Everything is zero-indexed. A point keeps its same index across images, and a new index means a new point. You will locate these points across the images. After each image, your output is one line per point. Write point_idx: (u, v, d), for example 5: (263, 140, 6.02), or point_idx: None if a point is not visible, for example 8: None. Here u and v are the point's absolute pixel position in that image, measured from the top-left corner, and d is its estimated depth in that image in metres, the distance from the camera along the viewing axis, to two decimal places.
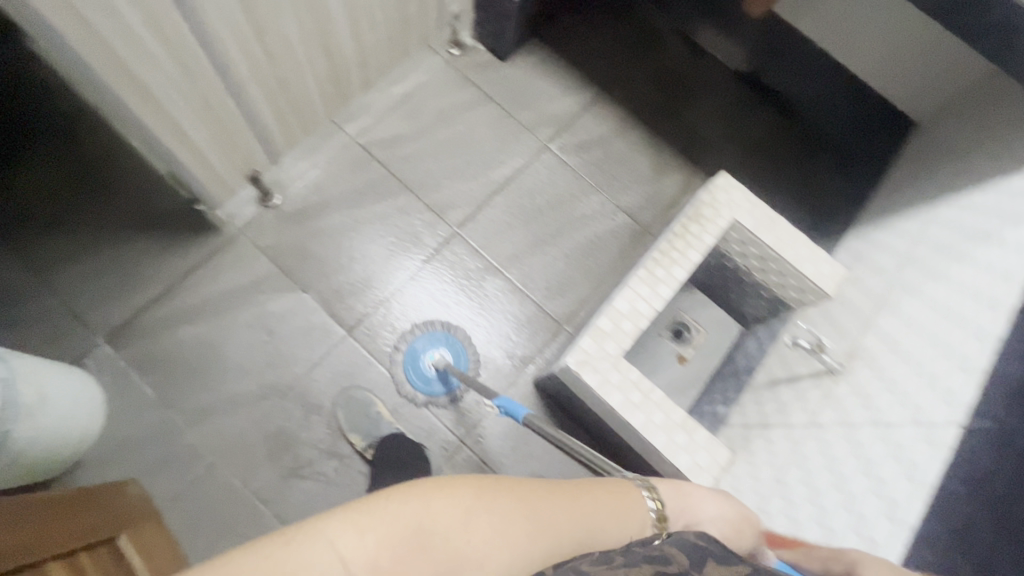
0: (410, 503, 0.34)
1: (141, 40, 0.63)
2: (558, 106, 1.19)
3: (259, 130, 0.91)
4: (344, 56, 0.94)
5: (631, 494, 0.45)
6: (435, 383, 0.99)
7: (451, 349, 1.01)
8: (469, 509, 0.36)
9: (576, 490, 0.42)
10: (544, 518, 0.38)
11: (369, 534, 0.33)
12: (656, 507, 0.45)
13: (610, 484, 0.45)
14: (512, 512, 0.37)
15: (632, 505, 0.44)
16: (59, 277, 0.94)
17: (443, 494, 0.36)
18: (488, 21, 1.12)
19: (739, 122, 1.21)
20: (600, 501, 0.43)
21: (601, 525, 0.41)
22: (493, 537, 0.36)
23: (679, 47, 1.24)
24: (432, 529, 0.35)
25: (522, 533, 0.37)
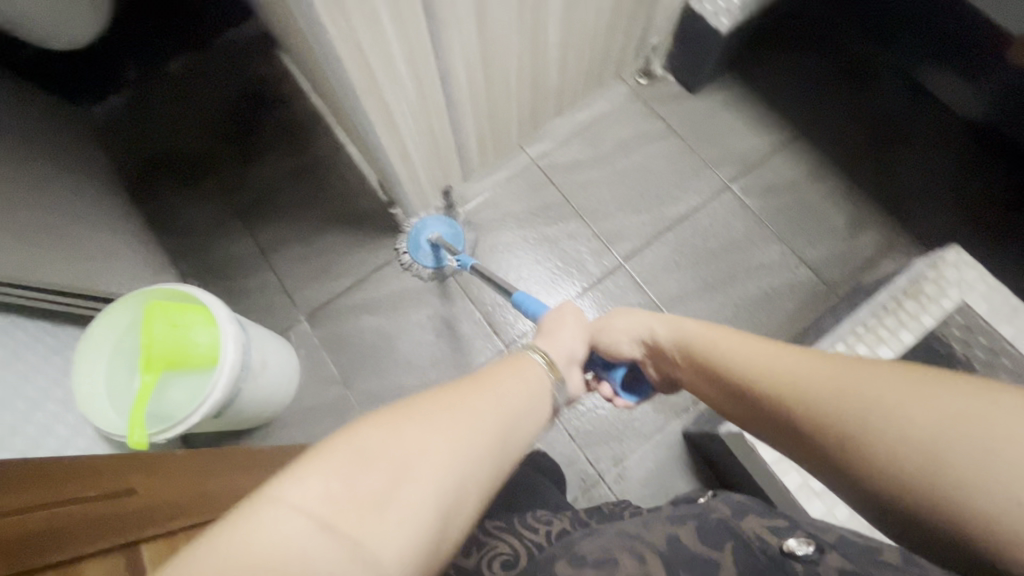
0: (337, 440, 0.34)
1: (400, 76, 0.70)
2: (746, 145, 1.12)
3: (461, 151, 0.98)
4: (547, 86, 0.98)
5: (522, 360, 0.53)
6: (427, 254, 1.05)
7: (452, 234, 1.06)
8: (393, 421, 0.36)
9: (469, 375, 0.46)
10: (455, 393, 0.41)
11: (311, 476, 0.32)
12: (543, 357, 0.56)
13: (501, 361, 0.51)
14: (433, 407, 0.38)
15: (527, 367, 0.52)
16: (278, 257, 1.10)
17: (365, 422, 0.36)
18: (687, 54, 1.09)
19: (961, 181, 1.06)
20: (494, 371, 0.48)
21: (500, 383, 0.46)
22: (428, 428, 0.37)
23: (897, 91, 1.11)
24: (369, 447, 0.34)
25: (448, 416, 0.38)
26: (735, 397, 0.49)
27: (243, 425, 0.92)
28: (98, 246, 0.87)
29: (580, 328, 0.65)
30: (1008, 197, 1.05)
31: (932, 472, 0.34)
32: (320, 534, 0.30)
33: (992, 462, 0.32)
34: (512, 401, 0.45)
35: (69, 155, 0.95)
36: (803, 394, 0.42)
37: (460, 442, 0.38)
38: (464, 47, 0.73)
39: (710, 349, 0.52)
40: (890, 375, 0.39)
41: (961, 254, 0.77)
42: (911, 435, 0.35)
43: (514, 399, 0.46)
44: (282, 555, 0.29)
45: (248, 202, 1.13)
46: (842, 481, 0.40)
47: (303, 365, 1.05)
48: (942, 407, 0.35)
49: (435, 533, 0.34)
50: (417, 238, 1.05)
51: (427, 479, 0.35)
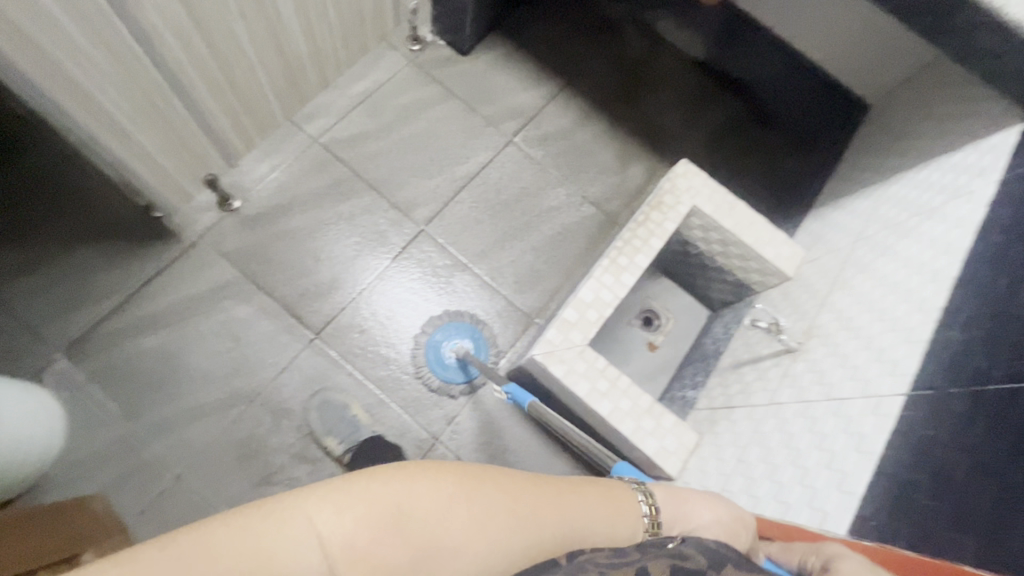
0: (392, 484, 0.36)
1: (77, 43, 0.60)
2: (521, 99, 1.19)
3: (214, 133, 0.89)
4: (299, 55, 0.92)
5: (621, 493, 0.47)
6: (454, 371, 1.00)
7: (474, 342, 1.02)
8: (450, 497, 0.38)
9: (564, 488, 0.44)
10: (530, 527, 0.40)
11: (348, 510, 0.34)
12: (650, 512, 0.47)
13: (601, 484, 0.47)
14: (494, 509, 0.39)
15: (628, 511, 0.46)
16: (10, 290, 0.91)
17: (426, 479, 0.37)
18: (447, 15, 1.11)
19: (696, 113, 1.23)
20: (588, 500, 0.44)
21: (582, 523, 0.43)
22: (473, 530, 0.38)
23: (638, 38, 1.25)
24: (410, 512, 0.36)
25: (501, 530, 0.39)
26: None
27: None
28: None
29: (728, 527, 0.50)
30: (737, 117, 1.22)
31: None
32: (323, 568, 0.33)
33: None
34: (583, 535, 0.43)
35: None
36: None
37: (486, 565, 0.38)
38: (162, 9, 0.65)
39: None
40: None
41: (687, 165, 0.90)
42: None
43: (584, 541, 0.42)
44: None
45: None
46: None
47: (69, 410, 0.88)
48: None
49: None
50: (448, 357, 1.00)
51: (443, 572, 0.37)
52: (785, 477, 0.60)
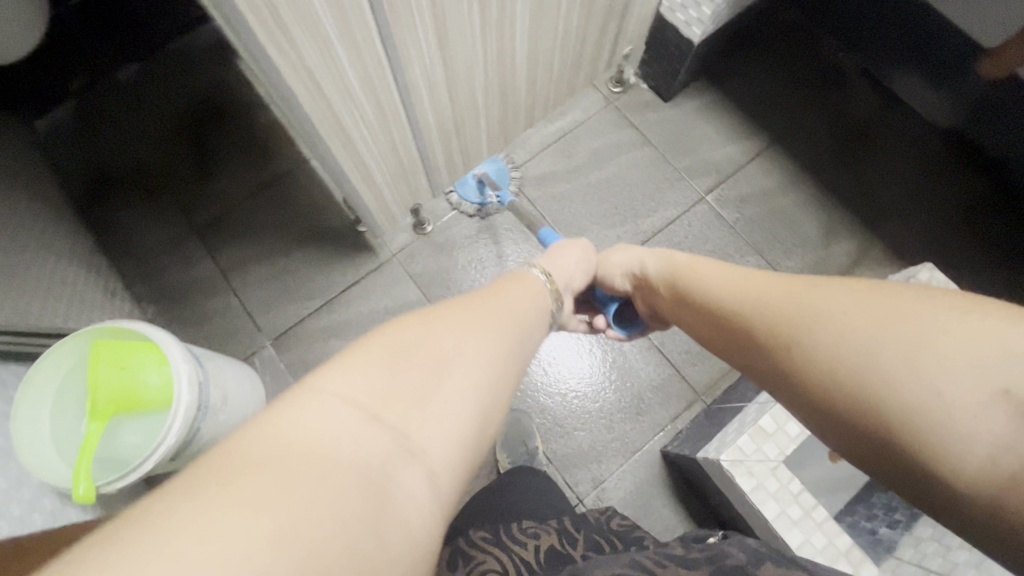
0: (377, 343, 0.36)
1: (354, 95, 0.66)
2: (721, 154, 1.11)
3: (430, 168, 0.94)
4: (517, 98, 0.94)
5: (528, 280, 0.60)
6: (472, 190, 1.05)
7: (497, 171, 1.06)
8: (428, 325, 0.40)
9: (481, 293, 0.51)
10: (486, 313, 0.46)
11: (351, 371, 0.33)
12: (547, 277, 0.64)
13: (512, 280, 0.58)
14: (452, 314, 0.43)
15: (534, 287, 0.60)
16: (241, 279, 1.05)
17: (399, 326, 0.39)
18: (660, 62, 1.07)
19: (928, 190, 1.07)
20: (508, 295, 0.53)
21: (517, 306, 0.52)
22: (457, 335, 0.40)
23: (868, 96, 1.12)
24: (405, 342, 0.37)
25: (469, 323, 0.43)
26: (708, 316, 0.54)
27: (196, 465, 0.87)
28: (49, 277, 0.81)
29: (587, 259, 0.74)
30: (976, 203, 1.06)
31: (857, 394, 0.37)
32: (367, 421, 0.31)
33: (910, 381, 0.35)
34: (519, 309, 0.52)
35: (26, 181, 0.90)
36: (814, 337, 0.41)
37: (489, 346, 0.42)
38: (424, 63, 0.69)
39: (687, 270, 0.60)
40: (915, 304, 0.38)
41: (933, 273, 0.78)
42: (847, 356, 0.38)
43: (523, 312, 0.52)
44: (333, 439, 0.30)
45: (205, 220, 1.08)
46: (769, 374, 0.46)
47: (269, 392, 1.00)
48: (897, 348, 0.36)
49: (474, 436, 0.36)
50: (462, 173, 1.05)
51: (461, 375, 0.37)
52: None
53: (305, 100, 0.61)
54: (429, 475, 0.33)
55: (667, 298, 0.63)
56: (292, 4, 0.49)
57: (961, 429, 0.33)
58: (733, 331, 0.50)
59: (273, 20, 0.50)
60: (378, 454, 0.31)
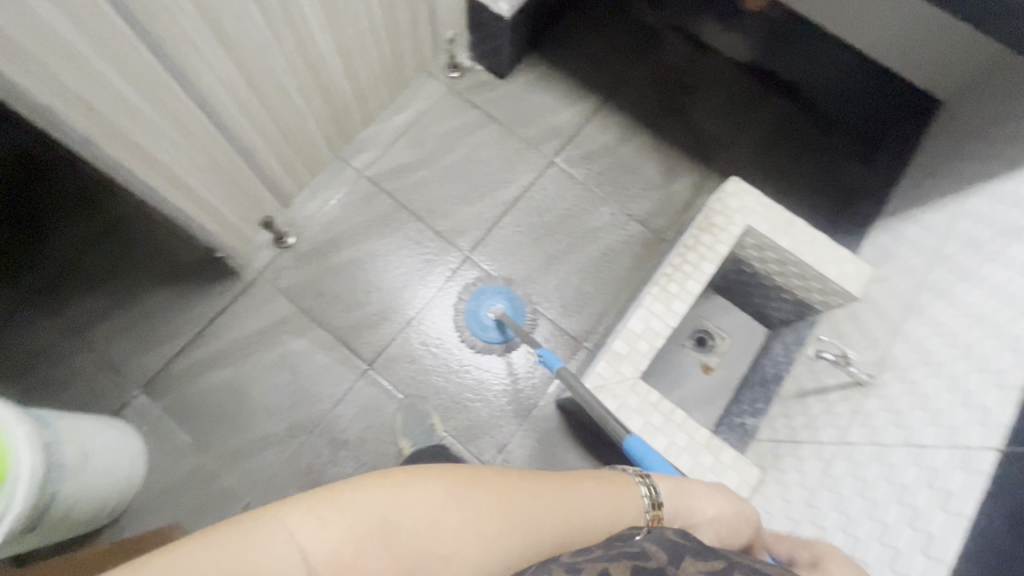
0: (378, 494, 0.34)
1: (147, 116, 0.64)
2: (561, 119, 1.18)
3: (268, 178, 0.92)
4: (343, 96, 0.95)
5: (621, 481, 0.46)
6: (492, 331, 1.03)
7: (510, 303, 1.05)
8: (438, 504, 0.36)
9: (560, 480, 0.42)
10: (527, 544, 0.38)
11: (330, 528, 0.32)
12: (650, 495, 0.46)
13: (608, 476, 0.46)
14: (485, 508, 0.37)
15: (631, 497, 0.45)
16: (95, 333, 0.99)
17: (414, 489, 0.35)
18: (484, 41, 1.12)
19: (743, 119, 1.18)
20: (586, 492, 0.43)
21: (585, 517, 0.41)
22: (467, 540, 0.36)
23: (679, 46, 1.22)
24: (397, 523, 0.34)
25: (493, 527, 0.37)
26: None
27: (68, 534, 0.81)
28: None
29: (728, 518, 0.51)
30: (786, 124, 1.17)
31: None
32: None
33: None
34: (588, 527, 0.41)
35: None
36: None
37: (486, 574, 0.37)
38: (216, 72, 0.69)
39: None
40: None
41: (738, 184, 0.86)
42: None
43: (589, 525, 0.41)
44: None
45: (40, 281, 1.00)
46: None
47: (150, 444, 0.95)
48: None
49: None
50: (478, 314, 1.04)
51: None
52: (863, 533, 0.53)
53: (88, 129, 0.59)
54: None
55: None
56: (36, 36, 0.48)
57: None
58: None
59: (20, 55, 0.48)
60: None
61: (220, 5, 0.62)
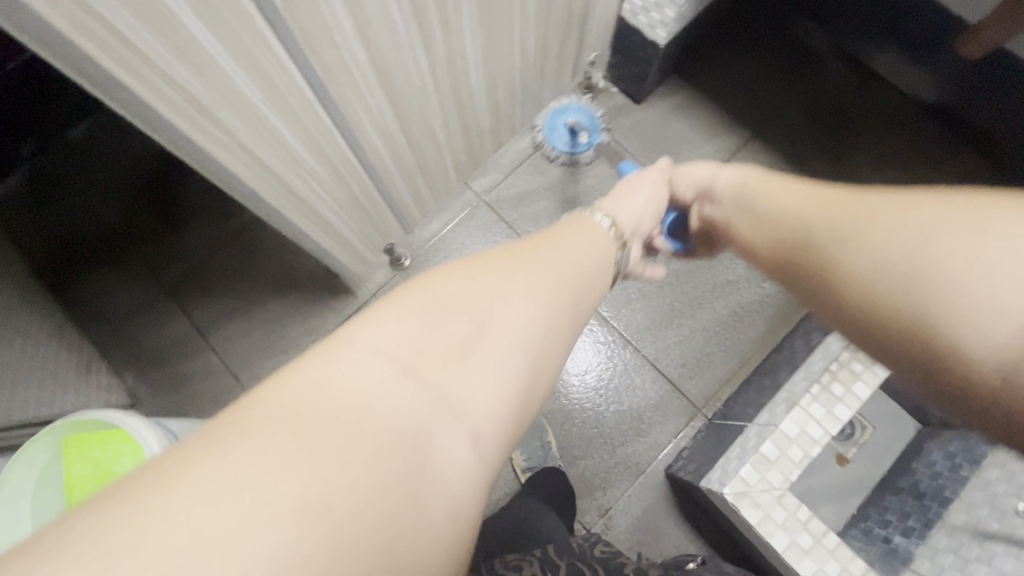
0: (416, 290, 0.39)
1: (304, 163, 0.61)
2: (699, 154, 1.07)
3: (397, 208, 0.90)
4: (480, 124, 0.90)
5: (590, 224, 0.62)
6: (564, 138, 1.06)
7: (589, 121, 1.07)
8: (467, 274, 0.42)
9: (542, 239, 0.53)
10: (542, 267, 0.46)
11: (384, 324, 0.35)
12: (611, 224, 0.64)
13: (576, 228, 0.60)
14: (499, 259, 0.45)
15: (599, 235, 0.60)
16: (218, 336, 1.02)
17: (443, 276, 0.41)
18: (627, 65, 1.02)
19: (916, 170, 1.03)
20: (569, 242, 0.55)
21: (577, 254, 0.53)
22: (505, 281, 0.42)
23: (846, 77, 1.07)
24: (442, 292, 0.39)
25: (516, 265, 0.44)
26: (775, 244, 0.55)
27: None
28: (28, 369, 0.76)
29: (654, 198, 0.74)
30: (967, 177, 1.02)
31: (914, 316, 0.39)
32: (404, 374, 0.33)
33: (939, 280, 0.38)
34: (581, 258, 0.53)
35: (16, 277, 0.87)
36: (872, 271, 0.43)
37: (542, 301, 0.43)
38: (373, 113, 0.65)
39: (763, 198, 0.59)
40: (899, 211, 0.43)
41: None
42: (894, 270, 0.41)
43: (584, 261, 0.53)
44: (368, 393, 0.31)
45: (172, 279, 1.04)
46: (834, 309, 0.47)
47: None
48: (916, 259, 0.40)
49: (519, 397, 0.37)
50: (555, 118, 1.05)
51: (509, 327, 0.39)
52: None
53: (255, 182, 0.57)
54: (472, 437, 0.34)
55: (730, 213, 0.64)
56: (213, 91, 0.45)
57: (980, 325, 0.35)
58: (828, 285, 0.47)
59: (194, 109, 0.45)
60: (417, 413, 0.32)
61: (390, 50, 0.58)
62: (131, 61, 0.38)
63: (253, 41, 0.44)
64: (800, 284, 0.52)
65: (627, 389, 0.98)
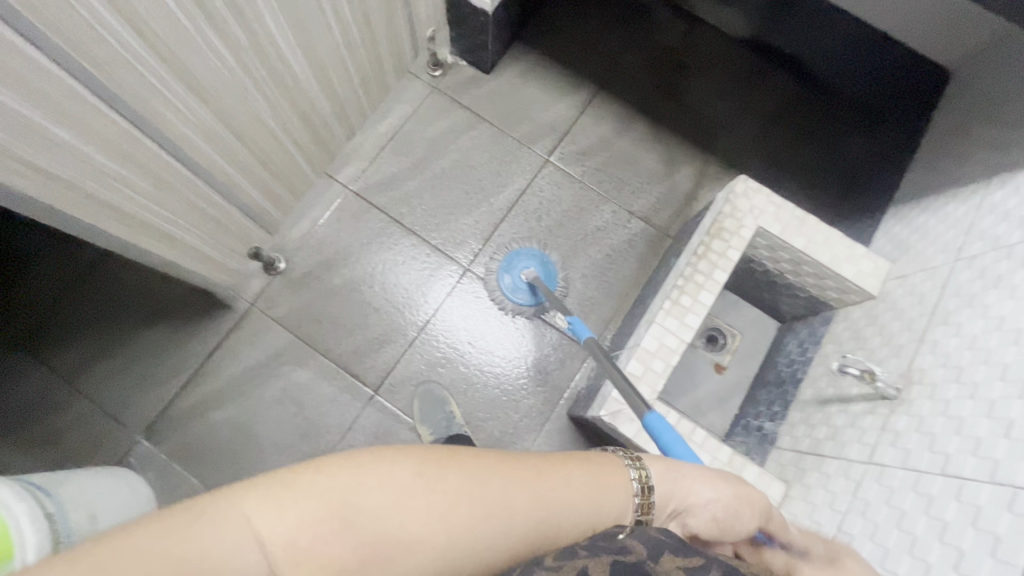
0: (342, 476, 0.31)
1: (113, 171, 0.58)
2: (553, 113, 1.12)
3: (250, 209, 0.87)
4: (322, 112, 0.89)
5: (609, 463, 0.43)
6: (525, 293, 1.01)
7: (544, 267, 1.03)
8: (406, 490, 0.33)
9: (551, 465, 0.39)
10: (502, 521, 0.35)
11: (290, 509, 0.30)
12: (640, 484, 0.43)
13: (597, 459, 0.43)
14: (461, 493, 0.34)
15: (615, 484, 0.42)
16: (87, 380, 0.96)
17: (381, 469, 0.33)
18: (465, 36, 1.04)
19: (744, 99, 1.12)
20: (575, 476, 0.40)
21: (574, 502, 0.39)
22: (436, 525, 0.33)
23: (672, 22, 1.14)
24: (359, 508, 0.31)
25: (468, 515, 0.34)
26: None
27: None
28: None
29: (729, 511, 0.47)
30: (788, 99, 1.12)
31: None
32: None
33: None
34: (576, 505, 0.39)
35: None
36: None
37: (459, 566, 0.34)
38: (183, 111, 0.62)
39: None
40: None
41: (748, 183, 0.82)
42: None
43: (577, 517, 0.39)
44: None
45: (20, 330, 0.95)
46: None
47: (160, 491, 0.93)
48: None
49: None
50: (512, 269, 1.02)
51: None
52: (902, 568, 0.51)
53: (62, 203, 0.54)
54: None
55: None
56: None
57: None
58: None
59: None
60: None
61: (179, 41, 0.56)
62: None
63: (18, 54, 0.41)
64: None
65: (520, 347, 1.02)
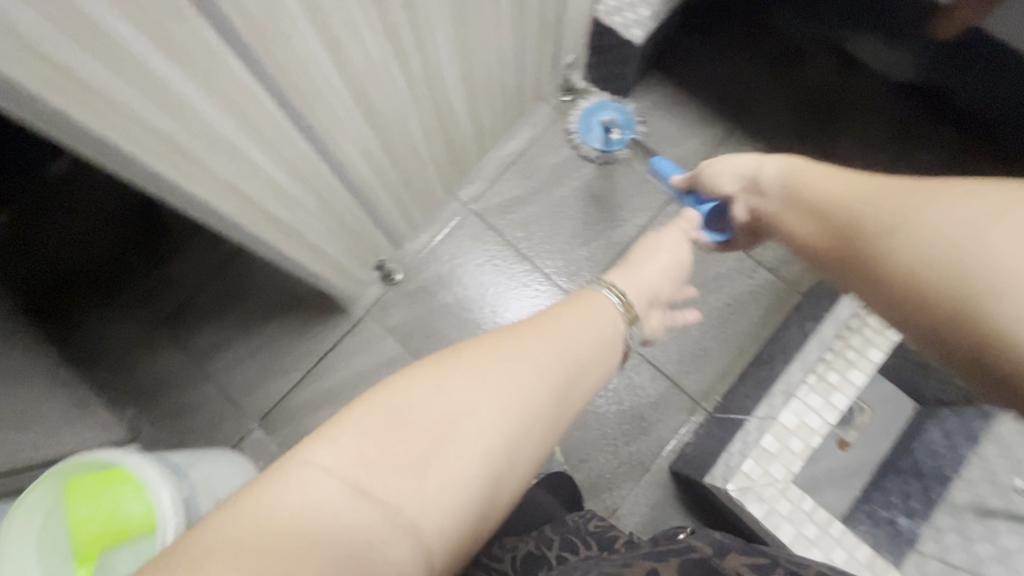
0: (373, 395, 0.39)
1: (288, 191, 0.61)
2: (683, 149, 1.07)
3: (384, 225, 0.90)
4: (462, 137, 0.90)
5: (589, 301, 0.55)
6: (599, 136, 1.07)
7: (624, 122, 1.07)
8: (438, 375, 0.41)
9: (537, 320, 0.49)
10: (528, 366, 0.43)
11: (344, 439, 0.36)
12: (620, 304, 0.57)
13: (567, 304, 0.54)
14: (478, 356, 0.43)
15: (593, 306, 0.55)
16: (214, 365, 1.02)
17: (408, 377, 0.40)
18: (604, 65, 1.02)
19: (900, 152, 1.03)
20: (561, 321, 0.50)
21: (572, 338, 0.49)
22: (471, 384, 0.41)
23: (822, 64, 1.03)
24: (403, 404, 0.38)
25: (494, 366, 0.42)
26: (829, 236, 0.52)
27: None
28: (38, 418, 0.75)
29: (673, 266, 0.73)
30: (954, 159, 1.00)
31: (962, 288, 0.38)
32: (356, 497, 0.35)
33: (970, 251, 0.38)
34: (572, 338, 0.49)
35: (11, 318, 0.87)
36: (918, 243, 0.42)
37: (512, 406, 0.41)
38: (353, 136, 0.64)
39: (808, 188, 0.57)
40: (950, 199, 0.42)
41: None
42: (951, 255, 0.39)
43: (583, 349, 0.49)
44: (320, 511, 0.33)
45: (163, 312, 1.03)
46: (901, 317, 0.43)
47: None
48: (955, 253, 0.39)
49: (473, 496, 0.39)
50: (591, 121, 1.08)
51: (469, 439, 0.39)
52: None
53: (240, 215, 0.56)
54: (423, 549, 0.36)
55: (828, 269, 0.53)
56: (185, 125, 0.44)
57: (990, 261, 0.37)
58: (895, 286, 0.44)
59: (172, 149, 0.44)
60: (368, 532, 0.34)
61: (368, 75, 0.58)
62: (105, 112, 0.38)
63: (222, 72, 0.43)
64: (823, 238, 0.52)
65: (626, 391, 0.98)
